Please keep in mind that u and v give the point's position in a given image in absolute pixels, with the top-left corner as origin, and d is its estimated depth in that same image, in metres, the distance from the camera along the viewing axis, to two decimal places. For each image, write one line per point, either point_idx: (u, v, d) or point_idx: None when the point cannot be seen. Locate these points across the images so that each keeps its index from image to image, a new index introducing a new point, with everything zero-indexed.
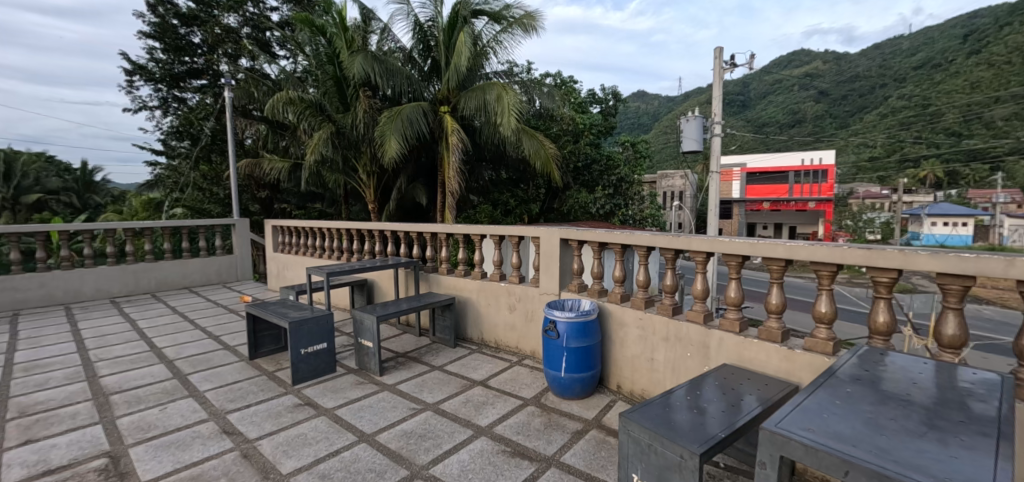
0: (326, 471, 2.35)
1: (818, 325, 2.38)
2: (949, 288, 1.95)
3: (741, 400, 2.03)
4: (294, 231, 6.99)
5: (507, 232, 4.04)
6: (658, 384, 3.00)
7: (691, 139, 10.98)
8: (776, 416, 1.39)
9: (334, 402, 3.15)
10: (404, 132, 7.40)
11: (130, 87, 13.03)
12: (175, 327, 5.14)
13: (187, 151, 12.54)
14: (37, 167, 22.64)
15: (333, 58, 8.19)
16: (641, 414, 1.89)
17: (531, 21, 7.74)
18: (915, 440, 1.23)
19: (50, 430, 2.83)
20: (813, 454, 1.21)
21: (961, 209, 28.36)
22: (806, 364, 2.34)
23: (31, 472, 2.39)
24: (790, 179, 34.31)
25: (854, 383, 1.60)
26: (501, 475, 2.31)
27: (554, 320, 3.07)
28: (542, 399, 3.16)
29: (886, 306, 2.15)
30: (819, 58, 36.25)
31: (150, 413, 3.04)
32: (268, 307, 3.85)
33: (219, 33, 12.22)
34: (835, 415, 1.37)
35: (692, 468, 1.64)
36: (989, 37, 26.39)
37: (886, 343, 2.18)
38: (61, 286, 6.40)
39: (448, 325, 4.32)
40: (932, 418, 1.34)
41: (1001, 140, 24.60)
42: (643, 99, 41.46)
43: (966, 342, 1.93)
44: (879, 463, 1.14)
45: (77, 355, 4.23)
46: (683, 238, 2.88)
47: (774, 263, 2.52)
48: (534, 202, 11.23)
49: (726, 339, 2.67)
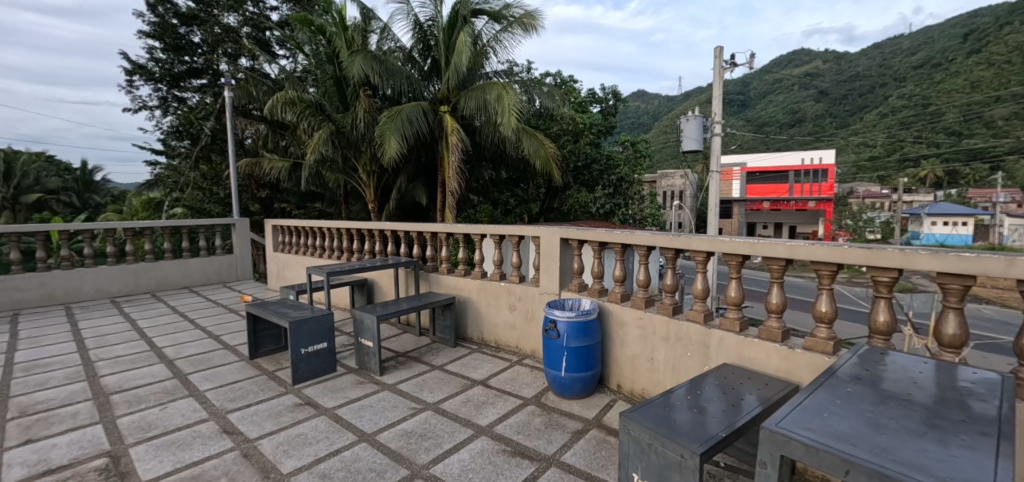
0: (327, 471, 2.35)
1: (818, 325, 2.38)
2: (949, 288, 1.95)
3: (741, 400, 2.03)
4: (294, 231, 7.00)
5: (507, 231, 4.04)
6: (658, 383, 3.00)
7: (691, 138, 10.97)
8: (776, 415, 1.39)
9: (335, 401, 3.15)
10: (404, 132, 7.39)
11: (130, 87, 13.03)
12: (174, 327, 5.14)
13: (187, 150, 12.55)
14: (37, 167, 22.63)
15: (332, 57, 8.21)
16: (641, 413, 1.89)
17: (531, 20, 7.74)
18: (915, 440, 1.23)
19: (50, 430, 2.83)
20: (814, 454, 1.21)
21: (961, 209, 28.33)
22: (806, 364, 2.35)
23: (31, 471, 2.40)
24: (790, 179, 34.25)
25: (854, 383, 1.60)
26: (501, 475, 2.30)
27: (554, 319, 3.07)
28: (542, 398, 3.16)
29: (886, 306, 2.15)
30: (819, 58, 36.23)
31: (151, 413, 3.04)
32: (268, 307, 3.85)
33: (218, 33, 12.27)
34: (836, 415, 1.37)
35: (691, 467, 1.64)
36: (989, 37, 26.36)
37: (886, 342, 2.18)
38: (61, 286, 6.40)
39: (448, 324, 4.32)
40: (932, 418, 1.34)
41: (1000, 140, 24.65)
42: (643, 98, 41.49)
43: (966, 342, 1.93)
44: (879, 463, 1.14)
45: (77, 355, 4.22)
46: (683, 237, 2.87)
47: (774, 263, 2.52)
48: (535, 202, 11.11)
49: (726, 339, 2.67)
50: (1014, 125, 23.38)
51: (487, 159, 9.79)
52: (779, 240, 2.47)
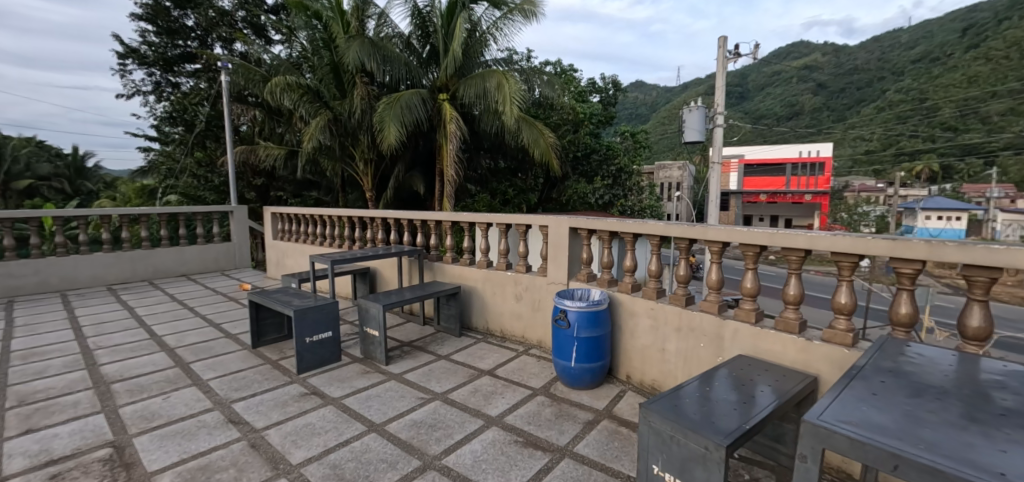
0: (338, 462, 2.31)
1: (837, 315, 2.33)
2: (975, 280, 1.93)
3: (760, 392, 2.01)
4: (294, 218, 6.89)
5: (515, 220, 3.97)
6: (669, 374, 2.98)
7: (692, 129, 10.86)
8: (815, 408, 1.34)
9: (341, 391, 3.11)
10: (403, 119, 7.29)
11: (123, 70, 12.87)
12: (173, 315, 5.04)
13: (181, 137, 12.29)
14: (27, 152, 22.26)
15: (329, 42, 8.19)
16: (662, 405, 1.85)
17: (531, 7, 7.59)
18: (960, 433, 1.19)
19: (51, 420, 2.77)
20: (859, 448, 1.17)
21: (956, 203, 27.84)
22: (823, 355, 2.31)
23: (33, 463, 2.34)
24: (788, 172, 35.61)
25: (886, 375, 1.57)
26: (514, 466, 2.28)
27: (565, 309, 3.04)
28: (551, 389, 3.12)
29: (909, 298, 2.11)
30: (818, 49, 35.87)
31: (154, 403, 2.98)
32: (271, 295, 3.78)
33: (214, 16, 12.04)
34: (875, 408, 1.34)
35: (716, 460, 1.61)
36: (988, 31, 26.15)
37: (908, 334, 2.15)
38: (56, 273, 6.29)
39: (452, 314, 4.26)
40: (971, 411, 1.31)
41: (998, 135, 24.32)
42: (643, 89, 41.20)
43: (991, 334, 1.92)
44: (931, 458, 1.10)
45: (74, 343, 4.14)
46: (697, 227, 2.82)
47: (794, 253, 2.46)
48: (533, 192, 11.17)
49: (741, 330, 2.64)
50: (1010, 121, 23.19)
51: (485, 149, 9.76)
52: (798, 230, 2.42)
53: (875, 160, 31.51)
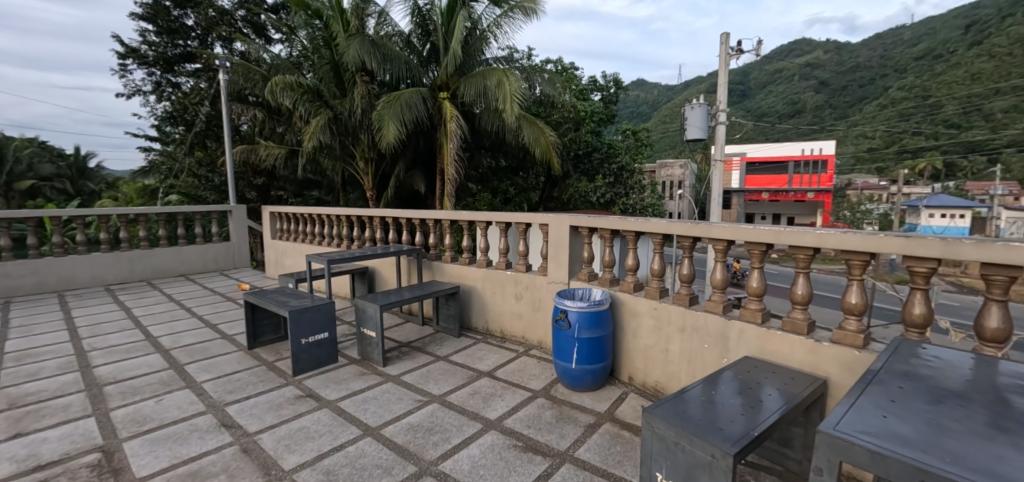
0: (331, 467, 2.25)
1: (847, 316, 2.25)
2: (993, 280, 1.85)
3: (767, 395, 1.93)
4: (293, 218, 6.83)
5: (515, 219, 3.90)
6: (673, 376, 2.90)
7: (695, 127, 10.74)
8: (831, 416, 1.27)
9: (337, 394, 3.04)
10: (403, 117, 7.22)
11: (123, 70, 12.84)
12: (170, 316, 4.99)
13: (182, 137, 12.27)
14: (30, 152, 22.28)
15: (328, 41, 8.13)
16: (666, 410, 1.78)
17: (531, 4, 7.50)
18: (987, 444, 1.12)
19: (40, 424, 2.71)
20: (881, 461, 1.09)
21: (960, 201, 27.59)
22: (833, 357, 2.24)
23: (20, 468, 2.28)
24: (790, 170, 35.51)
25: (902, 379, 1.50)
26: (513, 471, 2.21)
27: (566, 309, 2.96)
28: (552, 391, 3.05)
29: (923, 297, 2.03)
30: (820, 46, 35.70)
31: (146, 406, 2.92)
32: (267, 295, 3.72)
33: (213, 16, 11.98)
34: (895, 416, 1.26)
35: (724, 468, 1.54)
36: (992, 28, 25.91)
37: (921, 335, 2.08)
38: (54, 273, 6.24)
39: (452, 314, 4.19)
40: (997, 419, 1.23)
41: (1001, 133, 24.09)
42: (644, 88, 41.04)
43: (1010, 335, 1.85)
44: (959, 472, 1.02)
45: (69, 344, 4.09)
46: (701, 225, 2.74)
47: (802, 252, 2.39)
48: (534, 190, 11.14)
49: (747, 330, 2.56)
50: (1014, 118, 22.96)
51: (486, 147, 9.69)
52: (806, 228, 2.34)
53: (877, 158, 31.33)
